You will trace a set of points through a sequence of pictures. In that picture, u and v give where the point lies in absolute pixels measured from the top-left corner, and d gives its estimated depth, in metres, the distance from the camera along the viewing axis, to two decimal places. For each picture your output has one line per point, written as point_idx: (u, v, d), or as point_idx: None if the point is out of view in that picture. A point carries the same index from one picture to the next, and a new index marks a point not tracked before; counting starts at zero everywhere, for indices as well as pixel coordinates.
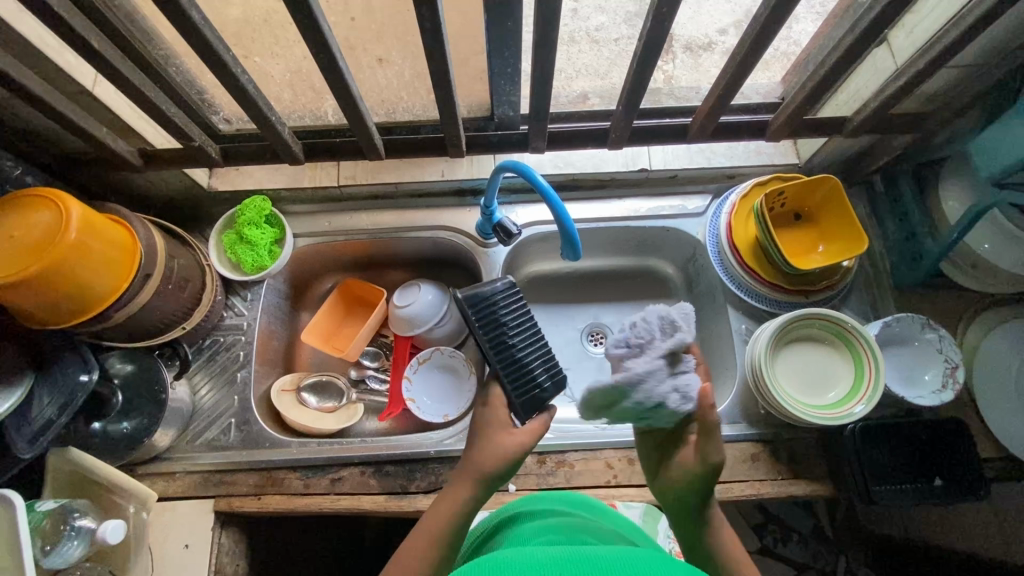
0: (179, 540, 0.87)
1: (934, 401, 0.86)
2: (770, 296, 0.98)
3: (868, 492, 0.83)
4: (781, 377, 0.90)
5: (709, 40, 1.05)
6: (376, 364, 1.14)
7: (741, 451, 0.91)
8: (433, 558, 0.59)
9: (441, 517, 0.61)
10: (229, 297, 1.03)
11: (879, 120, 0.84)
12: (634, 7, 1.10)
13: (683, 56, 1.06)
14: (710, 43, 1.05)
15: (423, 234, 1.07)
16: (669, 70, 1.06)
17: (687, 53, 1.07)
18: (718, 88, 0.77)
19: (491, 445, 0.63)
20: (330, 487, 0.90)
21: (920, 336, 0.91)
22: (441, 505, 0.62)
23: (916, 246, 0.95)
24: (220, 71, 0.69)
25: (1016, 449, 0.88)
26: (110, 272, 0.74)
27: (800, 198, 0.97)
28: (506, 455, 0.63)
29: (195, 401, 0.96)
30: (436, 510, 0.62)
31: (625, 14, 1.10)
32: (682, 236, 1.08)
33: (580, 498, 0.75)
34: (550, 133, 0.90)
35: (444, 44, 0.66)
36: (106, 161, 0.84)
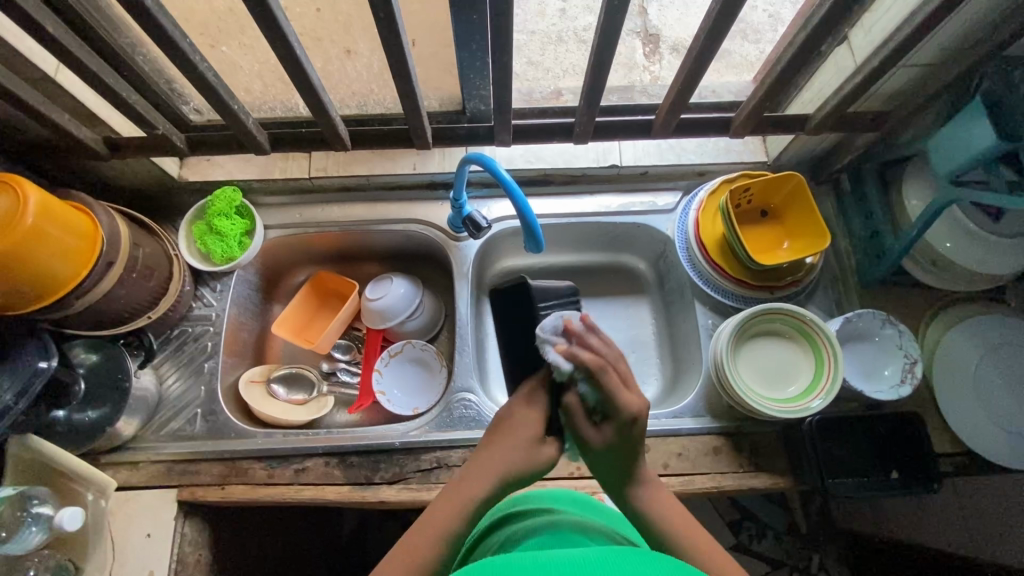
0: (141, 529, 0.87)
1: (892, 396, 0.88)
2: (736, 291, 0.99)
3: (824, 484, 0.84)
4: (744, 373, 0.91)
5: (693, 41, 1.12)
6: (347, 356, 1.14)
7: (703, 444, 0.92)
8: (432, 549, 0.55)
9: (452, 511, 0.58)
10: (198, 288, 1.02)
11: (840, 118, 0.85)
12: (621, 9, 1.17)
13: (669, 56, 1.11)
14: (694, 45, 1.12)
15: (395, 227, 1.08)
16: (656, 71, 1.11)
17: (673, 53, 1.13)
18: (679, 83, 0.78)
19: (509, 449, 0.62)
20: (294, 477, 0.90)
21: (880, 331, 0.92)
22: (449, 498, 0.59)
23: (879, 244, 0.97)
24: (177, 58, 0.68)
25: (972, 443, 0.90)
26: (70, 259, 0.74)
27: (765, 195, 0.98)
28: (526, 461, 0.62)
29: (162, 391, 0.96)
30: (439, 509, 0.58)
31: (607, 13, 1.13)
32: (652, 232, 1.09)
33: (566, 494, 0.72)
34: (517, 127, 0.91)
35: (401, 34, 0.66)
36: (69, 149, 0.84)
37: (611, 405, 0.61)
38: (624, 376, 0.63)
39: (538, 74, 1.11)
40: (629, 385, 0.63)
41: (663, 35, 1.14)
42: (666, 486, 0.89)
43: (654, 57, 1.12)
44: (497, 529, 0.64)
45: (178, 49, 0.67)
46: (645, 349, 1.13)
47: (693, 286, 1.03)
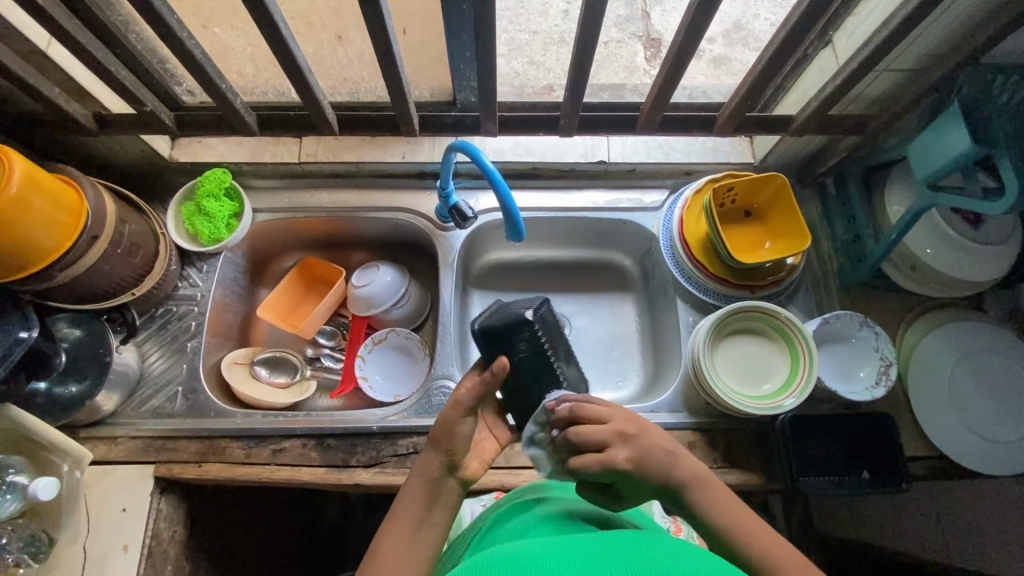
0: (116, 503, 0.87)
1: (865, 397, 0.89)
2: (717, 290, 1.00)
3: (795, 482, 0.85)
4: (721, 369, 0.92)
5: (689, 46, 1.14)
6: (332, 342, 1.14)
7: (678, 439, 0.93)
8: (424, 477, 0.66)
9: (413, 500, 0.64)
10: (185, 268, 1.03)
11: (822, 120, 0.86)
12: (618, 10, 1.19)
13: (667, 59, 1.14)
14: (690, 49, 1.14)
15: (382, 216, 1.08)
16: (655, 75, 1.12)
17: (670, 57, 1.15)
18: (662, 79, 0.79)
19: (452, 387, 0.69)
20: (271, 458, 0.91)
21: (857, 333, 0.93)
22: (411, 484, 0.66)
23: (860, 248, 0.98)
24: (165, 35, 0.68)
25: (944, 447, 0.91)
26: (51, 231, 0.75)
27: (749, 195, 0.99)
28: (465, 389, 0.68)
29: (143, 368, 0.97)
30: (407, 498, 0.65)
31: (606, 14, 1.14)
32: (637, 230, 1.10)
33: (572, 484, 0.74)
34: (504, 118, 0.92)
35: (386, 19, 0.66)
36: (59, 123, 0.85)
37: (598, 477, 0.63)
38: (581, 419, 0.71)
39: (536, 72, 1.12)
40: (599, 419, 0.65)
41: (665, 39, 1.17)
42: None
43: (655, 61, 1.14)
44: (504, 516, 0.65)
45: (165, 25, 0.67)
46: (628, 346, 1.14)
47: (675, 283, 1.04)
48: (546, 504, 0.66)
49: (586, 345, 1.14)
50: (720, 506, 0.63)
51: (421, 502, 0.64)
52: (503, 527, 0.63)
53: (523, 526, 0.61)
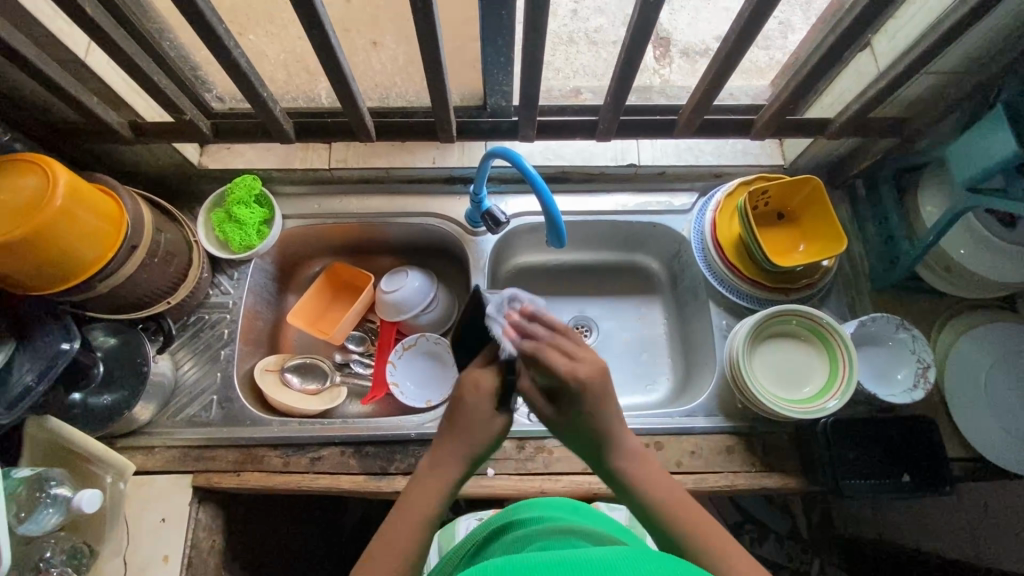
0: (156, 513, 0.87)
1: (905, 399, 0.89)
2: (750, 292, 1.00)
3: (838, 485, 0.85)
4: (759, 372, 0.92)
5: (705, 47, 1.08)
6: (361, 348, 1.15)
7: (716, 443, 0.93)
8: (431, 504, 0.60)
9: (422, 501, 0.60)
10: (216, 276, 1.03)
11: (860, 123, 0.86)
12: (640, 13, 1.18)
13: (679, 60, 1.10)
14: (706, 50, 1.09)
15: (411, 221, 1.08)
16: (667, 75, 1.09)
17: (683, 58, 1.11)
18: (705, 84, 0.78)
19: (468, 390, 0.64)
20: (309, 466, 0.91)
21: (893, 336, 0.93)
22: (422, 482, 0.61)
23: (894, 249, 0.98)
24: (213, 43, 0.67)
25: (982, 448, 0.91)
26: (94, 243, 0.75)
27: (782, 198, 0.99)
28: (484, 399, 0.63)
29: (178, 376, 0.97)
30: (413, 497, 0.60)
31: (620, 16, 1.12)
32: (667, 232, 1.10)
33: (574, 503, 0.73)
34: (541, 123, 0.91)
35: (436, 26, 0.66)
36: (95, 131, 0.84)
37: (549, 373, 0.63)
38: (568, 350, 0.62)
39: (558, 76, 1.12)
40: (576, 357, 0.62)
41: (674, 38, 1.11)
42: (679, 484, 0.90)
43: (664, 61, 1.10)
44: (499, 533, 0.66)
45: (214, 34, 0.66)
46: (656, 349, 1.14)
47: (708, 286, 1.04)
48: (541, 517, 0.66)
49: (615, 348, 1.14)
50: (640, 473, 0.64)
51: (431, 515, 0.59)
52: (496, 542, 0.64)
53: (514, 540, 0.62)
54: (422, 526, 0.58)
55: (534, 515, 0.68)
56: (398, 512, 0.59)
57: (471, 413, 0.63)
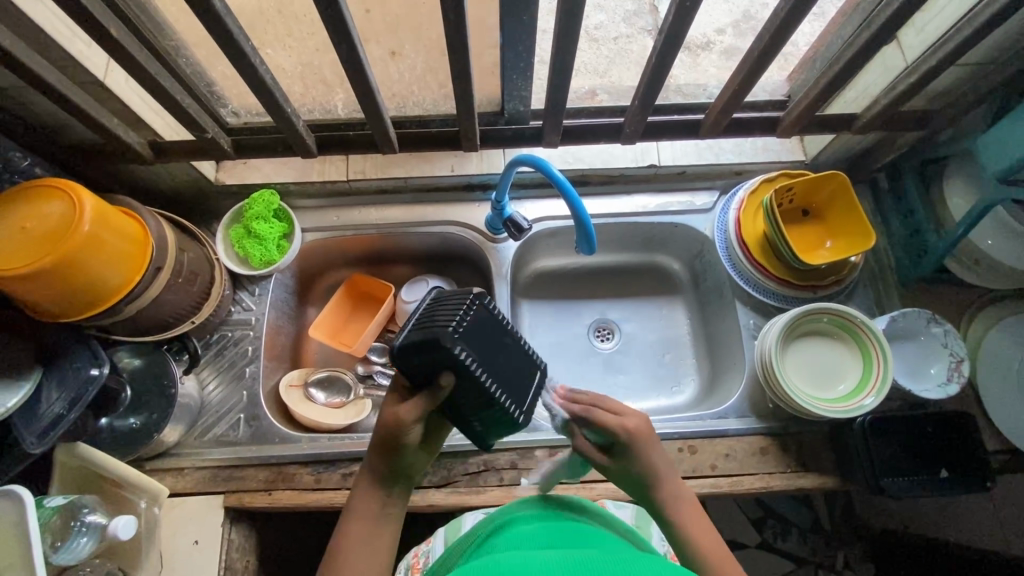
0: (189, 536, 0.86)
1: (939, 395, 0.88)
2: (777, 291, 0.99)
3: (878, 484, 0.84)
4: (792, 372, 0.91)
5: (707, 39, 1.05)
6: (384, 359, 1.12)
7: (750, 445, 0.92)
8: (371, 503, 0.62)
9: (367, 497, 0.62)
10: (237, 292, 1.02)
11: (888, 117, 0.85)
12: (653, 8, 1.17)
13: (682, 55, 1.05)
14: (707, 43, 1.05)
15: (431, 229, 1.07)
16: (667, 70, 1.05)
17: (685, 51, 1.06)
18: (733, 84, 0.78)
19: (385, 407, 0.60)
20: (341, 482, 0.90)
21: (926, 330, 0.92)
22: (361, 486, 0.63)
23: (922, 242, 0.97)
24: (239, 61, 0.66)
25: (1017, 440, 0.90)
26: (120, 267, 0.73)
27: (807, 194, 0.98)
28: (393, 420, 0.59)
29: (203, 396, 0.96)
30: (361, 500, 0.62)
31: (623, 13, 1.09)
32: (689, 232, 1.09)
33: (579, 499, 0.71)
34: (564, 128, 0.91)
35: (467, 36, 0.65)
36: (115, 153, 0.83)
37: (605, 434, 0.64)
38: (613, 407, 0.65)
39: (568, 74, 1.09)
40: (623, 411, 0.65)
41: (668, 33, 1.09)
42: (715, 487, 0.89)
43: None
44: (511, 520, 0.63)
45: (241, 53, 0.65)
46: (680, 350, 1.14)
47: (733, 285, 1.03)
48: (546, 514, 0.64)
49: (639, 350, 1.14)
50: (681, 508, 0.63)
51: (370, 517, 0.61)
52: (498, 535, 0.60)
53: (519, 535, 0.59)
54: (369, 523, 0.61)
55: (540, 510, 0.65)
56: (353, 513, 0.62)
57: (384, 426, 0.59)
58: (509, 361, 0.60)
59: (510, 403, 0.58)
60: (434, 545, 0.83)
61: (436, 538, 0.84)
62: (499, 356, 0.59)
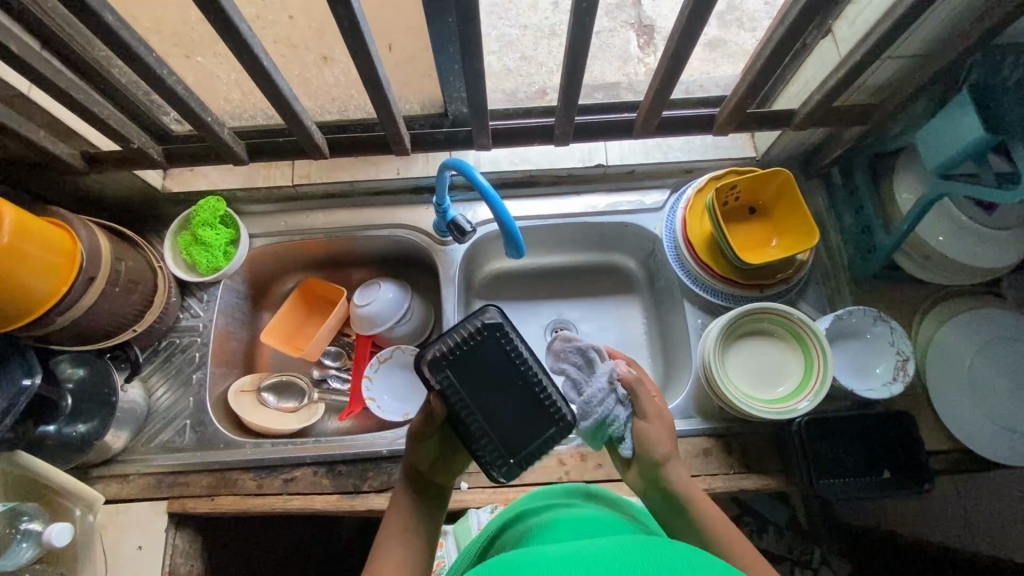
0: (133, 541, 0.87)
1: (884, 394, 0.86)
2: (725, 290, 0.98)
3: (813, 486, 0.83)
4: (733, 373, 0.90)
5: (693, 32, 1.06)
6: (338, 362, 1.13)
7: (693, 446, 0.91)
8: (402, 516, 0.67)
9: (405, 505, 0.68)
10: (186, 299, 1.02)
11: (824, 113, 0.84)
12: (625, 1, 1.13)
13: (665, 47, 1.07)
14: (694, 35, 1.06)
15: (380, 233, 1.07)
16: (650, 63, 1.05)
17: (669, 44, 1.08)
18: (657, 82, 0.77)
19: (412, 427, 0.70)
20: (283, 487, 0.91)
21: (871, 328, 0.91)
22: (401, 498, 0.69)
23: (871, 238, 0.95)
24: (143, 73, 0.66)
25: (965, 439, 0.88)
26: (47, 276, 0.74)
27: (752, 191, 0.97)
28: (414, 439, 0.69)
29: (150, 403, 0.97)
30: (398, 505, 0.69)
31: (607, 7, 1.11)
32: (639, 231, 1.08)
33: (579, 487, 0.72)
34: (495, 130, 0.91)
35: (366, 41, 0.65)
36: (47, 165, 0.84)
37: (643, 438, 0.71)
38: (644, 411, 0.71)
39: (531, 69, 1.05)
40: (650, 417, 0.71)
41: (658, 26, 1.10)
42: None
43: (649, 49, 1.07)
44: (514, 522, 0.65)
45: (144, 65, 0.65)
46: (636, 350, 1.13)
47: (681, 285, 1.02)
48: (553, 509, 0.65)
49: None
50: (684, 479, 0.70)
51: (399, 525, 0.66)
52: (512, 536, 0.61)
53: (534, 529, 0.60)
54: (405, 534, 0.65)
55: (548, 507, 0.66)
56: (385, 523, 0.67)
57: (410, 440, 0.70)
58: (507, 403, 0.63)
59: (484, 452, 0.63)
60: (448, 548, 0.87)
61: (447, 540, 0.88)
62: (493, 396, 0.63)
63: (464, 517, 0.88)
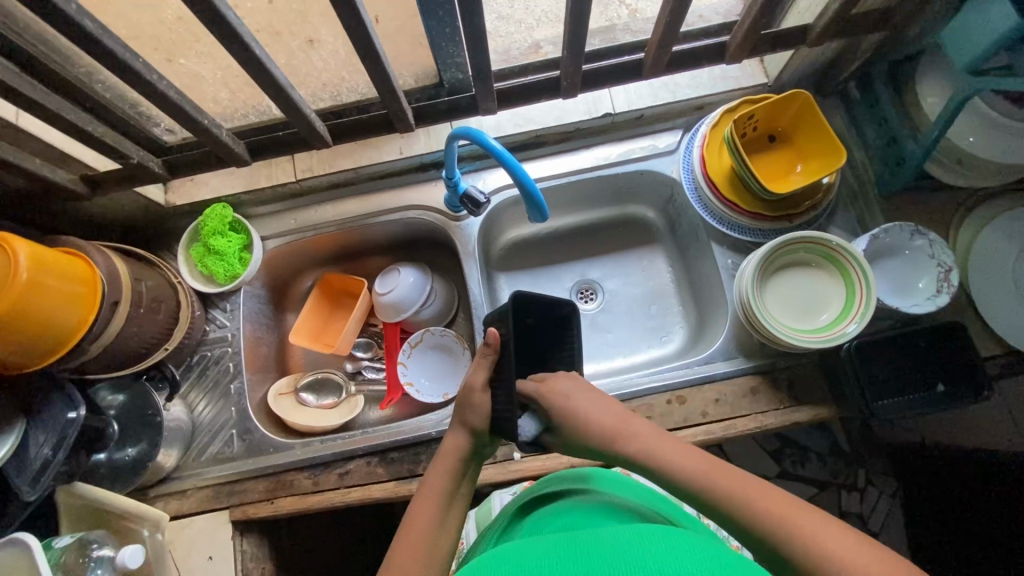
0: (203, 552, 0.88)
1: (929, 308, 0.85)
2: (753, 226, 0.96)
3: (870, 409, 0.82)
4: (772, 307, 0.89)
5: None
6: (369, 354, 1.13)
7: (740, 386, 0.91)
8: (442, 496, 0.62)
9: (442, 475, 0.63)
10: (209, 311, 1.01)
11: (843, 22, 0.80)
12: None
13: None
14: None
15: (393, 217, 1.05)
16: (634, 3, 0.96)
17: None
18: (665, 15, 0.73)
19: (472, 405, 0.66)
20: (339, 482, 0.91)
21: (909, 244, 0.89)
22: (437, 468, 0.65)
23: (898, 150, 0.92)
24: (134, 81, 0.63)
25: (1020, 343, 0.86)
26: (73, 306, 0.73)
27: (770, 119, 0.93)
28: (479, 414, 0.66)
29: (194, 418, 0.97)
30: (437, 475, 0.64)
31: None
32: (656, 177, 1.05)
33: (598, 471, 0.70)
34: (498, 92, 0.88)
35: (360, 12, 0.62)
36: (48, 194, 0.81)
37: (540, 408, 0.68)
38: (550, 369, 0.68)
39: (511, 28, 0.97)
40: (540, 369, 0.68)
41: None
42: (708, 433, 0.88)
43: None
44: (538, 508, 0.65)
45: (133, 71, 0.61)
46: (666, 298, 1.11)
47: (707, 227, 0.99)
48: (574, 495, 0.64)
49: (624, 307, 1.11)
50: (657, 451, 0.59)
51: (438, 505, 0.61)
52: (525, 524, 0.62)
53: (546, 516, 0.61)
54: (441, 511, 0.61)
55: (572, 490, 0.66)
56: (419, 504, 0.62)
57: (474, 409, 0.66)
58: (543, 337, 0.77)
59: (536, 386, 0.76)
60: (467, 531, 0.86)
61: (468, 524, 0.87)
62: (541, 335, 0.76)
63: (487, 499, 0.87)
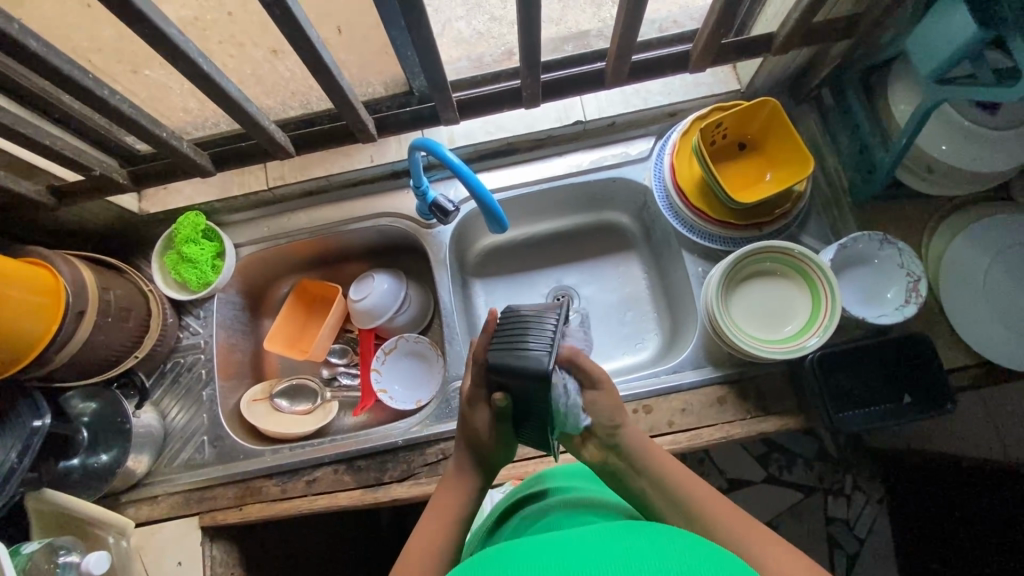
0: (172, 558, 0.89)
1: (897, 318, 0.84)
2: (723, 234, 0.95)
3: (832, 421, 0.82)
4: (738, 317, 0.89)
5: None
6: (345, 360, 1.12)
7: (707, 396, 0.90)
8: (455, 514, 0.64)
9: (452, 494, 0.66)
10: (183, 318, 1.02)
11: (805, 31, 0.79)
12: None
13: None
14: None
15: (365, 224, 1.05)
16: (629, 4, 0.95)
17: None
18: (621, 26, 0.73)
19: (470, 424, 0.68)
20: (306, 489, 0.92)
21: (879, 253, 0.88)
22: (450, 487, 0.67)
23: (869, 158, 0.91)
24: (85, 97, 0.64)
25: (990, 354, 0.85)
26: (36, 317, 0.74)
27: (740, 126, 0.92)
28: (480, 432, 0.68)
29: (166, 424, 0.98)
30: (446, 495, 0.66)
31: None
32: (629, 184, 1.04)
33: (580, 468, 0.72)
34: (461, 102, 0.88)
35: (305, 27, 0.62)
36: (16, 205, 0.83)
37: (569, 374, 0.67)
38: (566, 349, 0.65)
39: (504, 29, 0.94)
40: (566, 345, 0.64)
41: None
42: (674, 443, 0.88)
43: None
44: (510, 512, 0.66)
45: (82, 88, 0.62)
46: (642, 305, 1.11)
47: (679, 235, 0.98)
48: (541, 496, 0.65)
49: (600, 313, 1.11)
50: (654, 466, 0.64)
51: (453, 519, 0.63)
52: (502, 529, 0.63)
53: (521, 519, 0.61)
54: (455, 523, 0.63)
55: (543, 492, 0.66)
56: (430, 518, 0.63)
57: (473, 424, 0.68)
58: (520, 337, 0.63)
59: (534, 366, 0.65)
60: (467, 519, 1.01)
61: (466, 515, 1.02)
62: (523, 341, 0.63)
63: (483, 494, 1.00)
